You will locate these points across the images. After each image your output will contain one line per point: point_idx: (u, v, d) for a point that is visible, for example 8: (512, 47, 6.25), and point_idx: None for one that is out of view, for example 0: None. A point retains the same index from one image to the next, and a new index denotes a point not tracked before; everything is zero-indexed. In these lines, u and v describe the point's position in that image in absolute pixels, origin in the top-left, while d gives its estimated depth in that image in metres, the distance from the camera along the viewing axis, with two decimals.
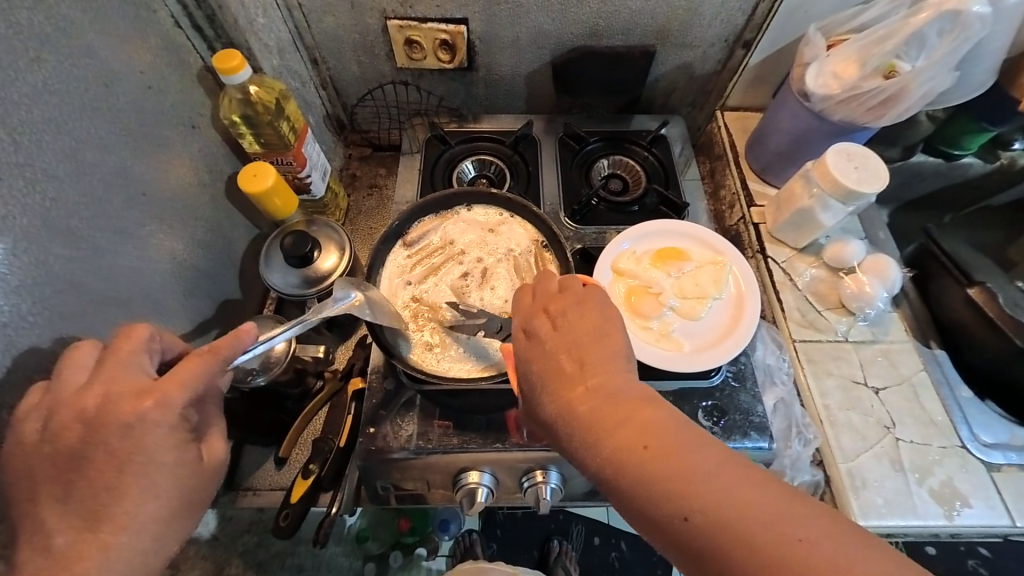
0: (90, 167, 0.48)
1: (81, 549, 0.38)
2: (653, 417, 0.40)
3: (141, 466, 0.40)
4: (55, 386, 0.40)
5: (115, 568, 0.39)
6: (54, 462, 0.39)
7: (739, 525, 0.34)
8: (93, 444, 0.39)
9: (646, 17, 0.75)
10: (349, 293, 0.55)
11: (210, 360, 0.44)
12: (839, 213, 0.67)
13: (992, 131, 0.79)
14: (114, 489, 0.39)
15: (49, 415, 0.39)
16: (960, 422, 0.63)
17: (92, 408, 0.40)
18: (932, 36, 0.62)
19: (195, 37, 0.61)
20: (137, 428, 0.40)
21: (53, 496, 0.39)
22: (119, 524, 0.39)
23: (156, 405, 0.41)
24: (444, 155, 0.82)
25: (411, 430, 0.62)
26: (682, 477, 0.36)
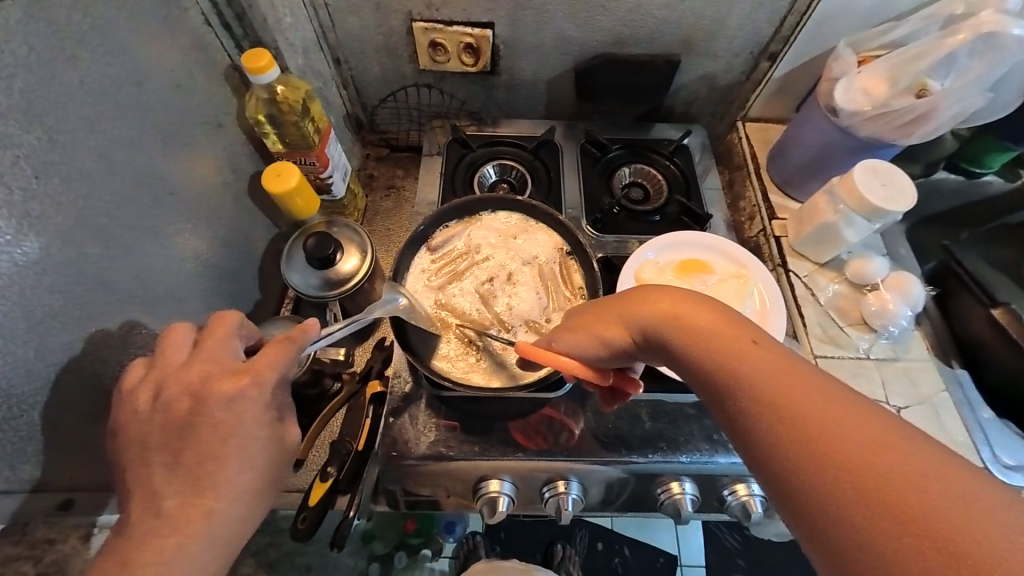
0: (121, 163, 0.48)
1: (185, 516, 0.39)
2: (731, 317, 0.38)
3: (243, 436, 0.42)
4: (162, 363, 0.44)
5: (213, 535, 0.40)
6: (167, 430, 0.41)
7: (816, 409, 0.30)
8: (199, 415, 0.41)
9: (672, 26, 0.75)
10: (396, 296, 0.57)
11: (288, 346, 0.45)
12: (865, 229, 0.67)
13: (1016, 150, 0.79)
14: (217, 459, 0.41)
15: (159, 389, 0.42)
16: (980, 443, 0.63)
17: (194, 383, 0.42)
18: (966, 55, 0.62)
19: (224, 36, 0.61)
20: (235, 403, 0.42)
21: (163, 462, 0.41)
22: (219, 492, 0.41)
23: (252, 383, 0.42)
24: (465, 159, 0.81)
25: (432, 437, 0.62)
26: (759, 361, 0.34)
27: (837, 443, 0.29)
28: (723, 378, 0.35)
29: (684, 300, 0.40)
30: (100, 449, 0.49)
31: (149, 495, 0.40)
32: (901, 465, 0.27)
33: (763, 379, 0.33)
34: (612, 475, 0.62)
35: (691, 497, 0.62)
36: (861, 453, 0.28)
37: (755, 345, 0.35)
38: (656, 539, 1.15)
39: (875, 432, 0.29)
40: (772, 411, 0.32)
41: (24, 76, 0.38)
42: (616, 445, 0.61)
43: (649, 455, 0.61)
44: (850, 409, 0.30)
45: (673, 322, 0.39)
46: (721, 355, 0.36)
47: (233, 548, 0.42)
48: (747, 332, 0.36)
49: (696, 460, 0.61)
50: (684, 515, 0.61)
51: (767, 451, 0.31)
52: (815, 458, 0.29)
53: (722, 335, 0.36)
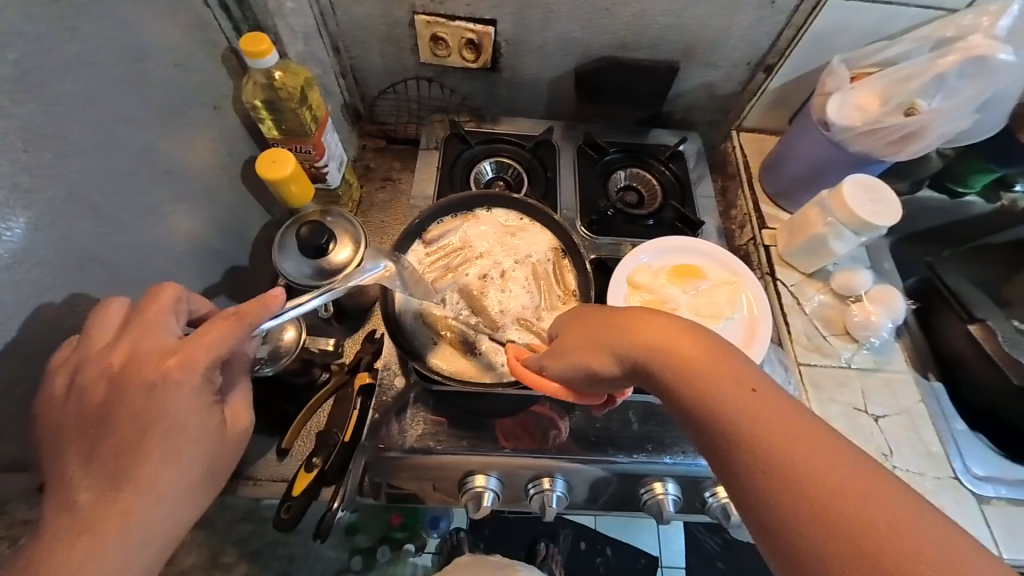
0: (118, 141, 0.47)
1: (102, 512, 0.38)
2: (713, 345, 0.36)
3: (170, 426, 0.40)
4: (86, 344, 0.42)
5: (141, 530, 0.39)
6: (84, 415, 0.40)
7: (801, 459, 0.29)
8: (120, 400, 0.39)
9: (674, 33, 0.76)
10: (379, 264, 0.56)
11: (230, 328, 0.42)
12: (852, 243, 0.69)
13: (998, 172, 0.81)
14: (138, 452, 0.39)
15: (79, 370, 0.41)
16: (954, 454, 0.65)
17: (118, 365, 0.40)
18: (955, 78, 0.64)
19: (223, 17, 0.60)
20: (159, 389, 0.40)
21: (81, 449, 0.39)
22: (140, 488, 0.39)
23: (178, 366, 0.40)
24: (464, 154, 0.81)
25: (421, 430, 0.62)
26: (737, 398, 0.33)
27: (811, 490, 0.28)
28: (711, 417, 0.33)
29: (670, 330, 0.38)
30: None
31: (65, 489, 0.38)
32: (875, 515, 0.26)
33: (749, 421, 0.32)
34: (602, 474, 0.62)
35: (673, 497, 0.63)
36: (836, 502, 0.27)
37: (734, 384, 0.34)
38: (637, 539, 1.16)
39: (862, 483, 0.28)
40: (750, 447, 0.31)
41: (19, 46, 0.37)
42: (604, 444, 0.62)
43: (635, 455, 0.62)
44: (827, 450, 0.29)
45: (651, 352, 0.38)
46: (708, 393, 0.34)
47: (168, 538, 0.41)
48: (726, 364, 0.35)
49: (681, 461, 0.61)
50: (666, 515, 0.63)
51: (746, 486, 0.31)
52: (805, 512, 0.28)
53: (702, 368, 0.35)
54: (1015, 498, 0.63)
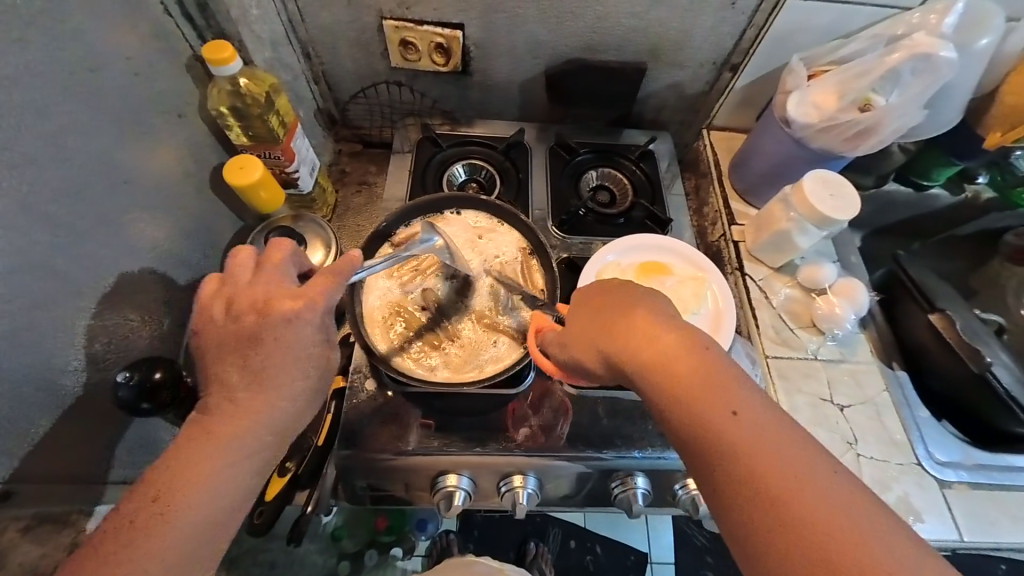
0: (74, 150, 0.47)
1: (253, 407, 0.44)
2: (700, 349, 0.38)
3: (295, 351, 0.45)
4: (234, 280, 0.47)
5: (270, 428, 0.45)
6: (235, 337, 0.44)
7: (775, 472, 0.32)
8: (265, 328, 0.44)
9: (639, 35, 0.77)
10: (432, 236, 0.60)
11: (336, 279, 0.48)
12: (815, 237, 0.71)
13: (959, 165, 0.83)
14: (278, 365, 0.45)
15: (230, 299, 0.46)
16: (916, 440, 0.67)
17: (260, 299, 0.45)
18: (907, 74, 0.66)
19: (186, 25, 0.60)
20: (292, 321, 0.45)
21: (233, 361, 0.44)
22: (281, 392, 0.45)
23: (306, 306, 0.45)
24: (436, 157, 0.82)
25: (392, 431, 0.62)
26: (715, 413, 0.35)
27: (781, 504, 0.31)
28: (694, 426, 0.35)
29: (654, 334, 0.40)
30: (40, 440, 0.48)
31: (224, 388, 0.44)
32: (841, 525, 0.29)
33: (731, 433, 0.34)
34: (584, 470, 0.63)
35: (643, 491, 0.63)
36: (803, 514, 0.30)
37: (728, 401, 0.35)
38: (628, 537, 1.14)
39: (829, 497, 0.30)
40: (738, 464, 0.33)
41: None
42: (575, 441, 0.63)
43: (605, 452, 0.62)
44: (796, 462, 0.32)
45: (652, 358, 0.39)
46: (690, 403, 0.36)
47: (281, 442, 0.46)
48: (726, 380, 0.36)
49: (650, 455, 0.62)
50: (636, 509, 0.63)
51: (722, 491, 0.34)
52: (778, 521, 0.31)
53: (700, 381, 0.36)
54: (974, 482, 0.65)
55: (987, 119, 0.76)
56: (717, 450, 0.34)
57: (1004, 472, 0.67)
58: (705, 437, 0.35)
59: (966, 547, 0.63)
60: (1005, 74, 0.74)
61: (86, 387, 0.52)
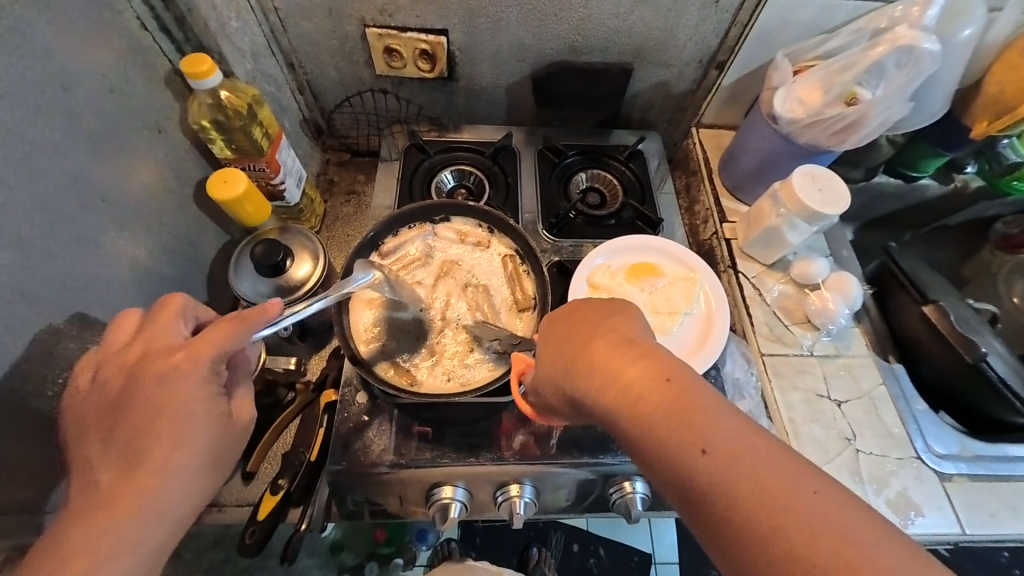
0: (47, 171, 0.47)
1: (124, 488, 0.41)
2: (658, 369, 0.39)
3: (172, 413, 0.43)
4: (109, 347, 0.46)
5: (155, 507, 0.42)
6: (107, 409, 0.43)
7: (747, 490, 0.32)
8: (136, 392, 0.43)
9: (623, 36, 0.77)
10: (367, 273, 0.57)
11: (235, 326, 0.45)
12: (805, 232, 0.70)
13: (947, 155, 0.83)
14: (151, 434, 0.42)
15: (99, 367, 0.45)
16: (914, 434, 0.66)
17: (133, 362, 0.44)
18: (891, 66, 0.66)
19: (163, 39, 0.59)
20: (167, 380, 0.43)
21: (101, 438, 0.43)
22: (155, 465, 0.42)
23: (185, 360, 0.44)
24: (423, 165, 0.81)
25: (385, 445, 0.61)
26: (681, 438, 0.36)
27: (755, 520, 0.32)
28: (663, 453, 0.36)
29: (614, 362, 0.41)
30: (18, 466, 0.47)
31: (91, 471, 0.42)
32: (819, 535, 0.30)
33: (698, 461, 0.34)
34: (590, 476, 0.62)
35: (641, 496, 0.63)
36: (777, 529, 0.31)
37: (696, 434, 0.35)
38: (630, 537, 1.13)
39: (799, 509, 0.31)
40: (714, 495, 0.33)
41: None
42: (571, 447, 0.62)
43: (601, 457, 0.62)
44: (765, 475, 0.33)
45: (617, 393, 0.40)
46: (656, 431, 0.37)
47: (174, 520, 0.43)
48: (689, 404, 0.37)
49: None
50: (635, 513, 0.63)
51: (699, 512, 0.35)
52: (753, 539, 0.32)
53: (665, 412, 0.37)
54: (973, 473, 0.65)
55: (974, 107, 0.76)
56: (692, 486, 0.35)
57: (1003, 462, 0.67)
58: (677, 472, 0.35)
59: (969, 540, 0.63)
60: (989, 66, 0.74)
61: (66, 409, 0.51)
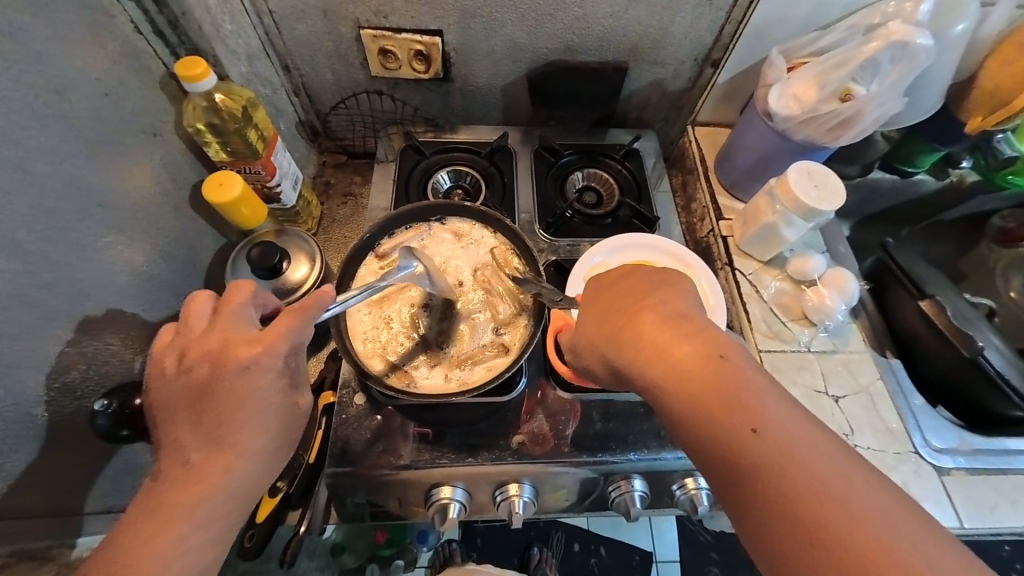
0: (42, 176, 0.47)
1: (210, 467, 0.44)
2: (711, 346, 0.42)
3: (256, 400, 0.45)
4: (186, 331, 0.48)
5: (231, 489, 0.44)
6: (190, 392, 0.45)
7: (789, 465, 0.35)
8: (217, 379, 0.45)
9: (618, 35, 0.77)
10: (410, 262, 0.59)
11: (298, 317, 0.48)
12: (802, 229, 0.70)
13: (943, 151, 0.83)
14: (236, 419, 0.45)
15: (183, 352, 0.47)
16: (913, 429, 0.67)
17: (215, 349, 0.46)
18: (885, 62, 0.66)
19: (158, 43, 0.59)
20: (250, 370, 0.45)
21: (186, 420, 0.45)
22: (238, 449, 0.45)
23: (263, 352, 0.45)
24: (419, 165, 0.81)
25: (382, 446, 0.61)
26: (728, 410, 0.38)
27: (793, 494, 0.34)
28: (705, 424, 0.38)
29: (663, 338, 0.43)
30: (16, 471, 0.47)
31: (177, 452, 0.44)
32: (856, 511, 0.32)
33: (741, 433, 0.37)
34: (590, 475, 0.62)
35: (640, 494, 0.63)
36: (815, 503, 0.33)
37: (740, 408, 0.38)
38: (632, 536, 1.13)
39: (838, 488, 0.33)
40: (752, 463, 0.36)
41: None
42: (569, 446, 0.62)
43: (599, 455, 0.62)
44: (807, 453, 0.35)
45: (663, 363, 0.42)
46: (703, 402, 0.39)
47: (246, 502, 0.46)
48: (739, 381, 0.39)
49: (645, 457, 0.62)
50: (634, 512, 0.63)
51: (737, 480, 0.37)
52: (791, 510, 0.34)
53: (713, 385, 0.39)
54: (971, 467, 0.65)
55: (968, 102, 0.77)
56: (733, 458, 0.37)
57: (1000, 456, 0.67)
58: (718, 440, 0.38)
59: (967, 534, 0.63)
60: (983, 60, 0.74)
61: (63, 415, 0.51)
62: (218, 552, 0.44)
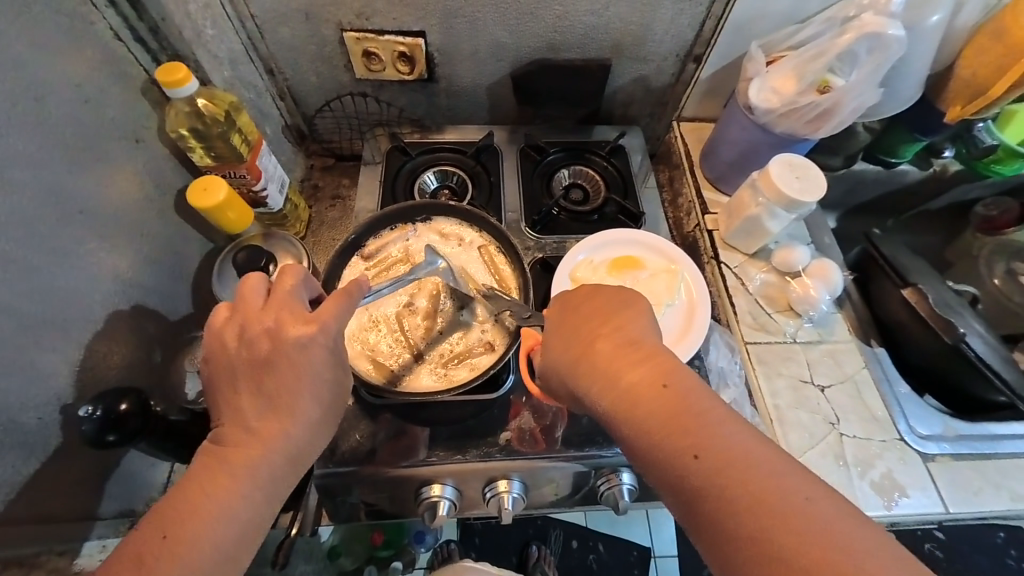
0: (22, 183, 0.47)
1: (268, 432, 0.46)
2: (663, 373, 0.43)
3: (309, 375, 0.47)
4: (243, 307, 0.48)
5: (289, 452, 0.46)
6: (252, 364, 0.46)
7: (738, 488, 0.36)
8: (278, 354, 0.46)
9: (600, 32, 0.77)
10: (434, 261, 0.62)
11: (347, 298, 0.49)
12: (785, 221, 0.71)
13: (924, 140, 0.83)
14: (293, 390, 0.46)
15: (244, 327, 0.47)
16: (898, 416, 0.67)
17: (272, 325, 0.47)
18: (862, 53, 0.67)
19: (139, 49, 0.59)
20: (305, 346, 0.46)
21: (249, 390, 0.46)
22: (293, 416, 0.46)
23: (320, 329, 0.47)
24: (406, 166, 0.82)
25: (372, 446, 0.61)
26: (677, 438, 0.39)
27: (743, 517, 0.35)
28: (659, 452, 0.40)
29: (620, 366, 0.44)
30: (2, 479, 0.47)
31: (239, 417, 0.46)
32: (804, 529, 0.33)
33: (690, 460, 0.38)
34: (580, 469, 0.63)
35: (628, 487, 0.64)
36: (765, 526, 0.34)
37: (693, 443, 0.38)
38: (628, 531, 1.14)
39: (787, 506, 0.34)
40: (707, 497, 0.37)
41: None
42: (557, 442, 0.62)
43: (587, 450, 0.62)
44: (757, 473, 0.36)
45: (619, 397, 0.43)
46: (655, 432, 0.40)
47: (299, 466, 0.47)
48: (688, 407, 0.40)
49: None
50: (623, 505, 0.64)
51: (694, 505, 0.38)
52: (743, 532, 0.35)
53: (665, 420, 0.40)
54: (956, 453, 0.66)
55: (948, 92, 0.77)
56: (687, 484, 0.38)
57: (984, 441, 0.68)
58: (674, 475, 0.39)
59: (953, 518, 0.63)
60: (959, 51, 0.75)
61: (49, 423, 0.50)
62: (273, 510, 0.45)
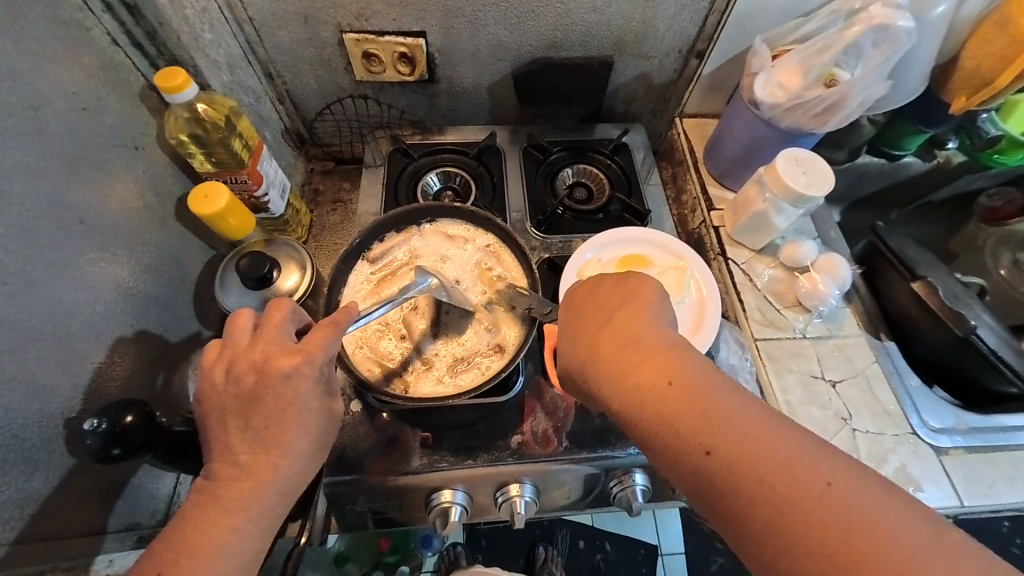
0: (18, 195, 0.46)
1: (259, 466, 0.45)
2: (665, 360, 0.43)
3: (296, 407, 0.46)
4: (232, 344, 0.48)
5: (280, 484, 0.45)
6: (238, 400, 0.46)
7: (747, 464, 0.35)
8: (263, 388, 0.45)
9: (602, 29, 0.77)
10: (426, 278, 0.59)
11: (334, 329, 0.48)
12: (792, 216, 0.70)
13: (928, 133, 0.84)
14: (280, 424, 0.46)
15: (231, 364, 0.47)
16: (910, 410, 0.67)
17: (258, 360, 0.46)
18: (868, 46, 0.66)
19: (137, 55, 0.58)
20: (291, 378, 0.46)
21: (236, 426, 0.46)
22: (283, 450, 0.46)
23: (304, 361, 0.46)
24: (408, 168, 0.81)
25: (382, 454, 0.60)
26: (681, 420, 0.39)
27: (753, 492, 0.35)
28: (666, 438, 0.40)
29: (623, 358, 0.45)
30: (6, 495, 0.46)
31: (228, 452, 0.45)
32: (815, 497, 0.33)
33: (696, 443, 0.38)
34: (591, 471, 0.62)
35: (641, 488, 0.63)
36: (775, 498, 0.34)
37: (694, 427, 0.38)
38: (635, 531, 1.14)
39: (796, 476, 0.34)
40: (720, 481, 0.36)
41: None
42: (570, 444, 0.62)
43: (601, 451, 0.61)
44: (765, 447, 0.35)
45: (623, 388, 0.44)
46: (661, 418, 0.40)
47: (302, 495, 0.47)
48: (692, 390, 0.40)
49: None
50: (636, 506, 0.63)
51: (704, 490, 0.38)
52: (754, 507, 0.34)
53: (672, 406, 0.40)
54: (969, 445, 0.66)
55: (951, 84, 0.77)
56: (695, 468, 0.38)
57: (998, 433, 0.68)
58: (682, 462, 0.39)
59: (967, 512, 0.63)
60: (963, 41, 0.74)
61: (51, 436, 0.50)
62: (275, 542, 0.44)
